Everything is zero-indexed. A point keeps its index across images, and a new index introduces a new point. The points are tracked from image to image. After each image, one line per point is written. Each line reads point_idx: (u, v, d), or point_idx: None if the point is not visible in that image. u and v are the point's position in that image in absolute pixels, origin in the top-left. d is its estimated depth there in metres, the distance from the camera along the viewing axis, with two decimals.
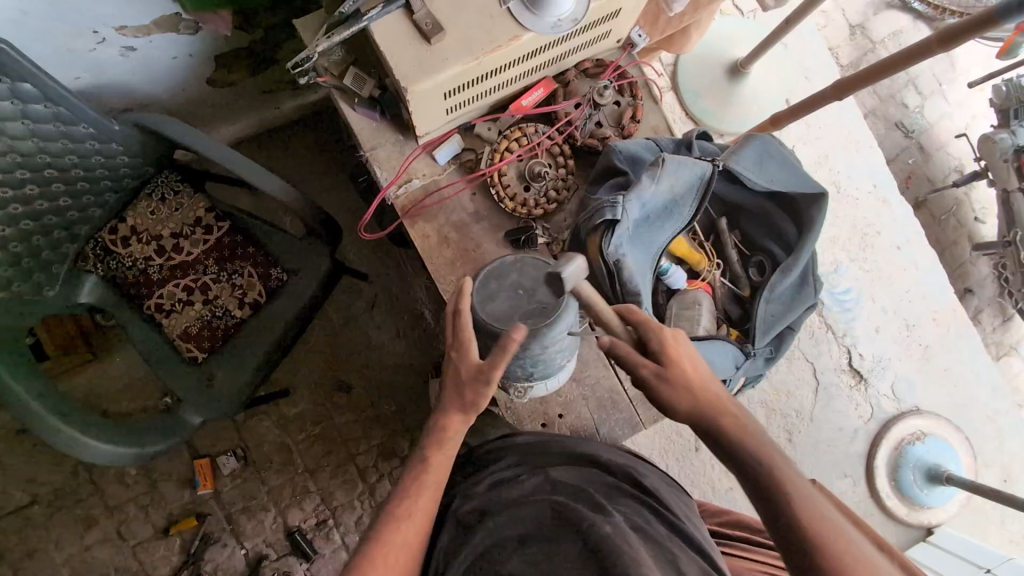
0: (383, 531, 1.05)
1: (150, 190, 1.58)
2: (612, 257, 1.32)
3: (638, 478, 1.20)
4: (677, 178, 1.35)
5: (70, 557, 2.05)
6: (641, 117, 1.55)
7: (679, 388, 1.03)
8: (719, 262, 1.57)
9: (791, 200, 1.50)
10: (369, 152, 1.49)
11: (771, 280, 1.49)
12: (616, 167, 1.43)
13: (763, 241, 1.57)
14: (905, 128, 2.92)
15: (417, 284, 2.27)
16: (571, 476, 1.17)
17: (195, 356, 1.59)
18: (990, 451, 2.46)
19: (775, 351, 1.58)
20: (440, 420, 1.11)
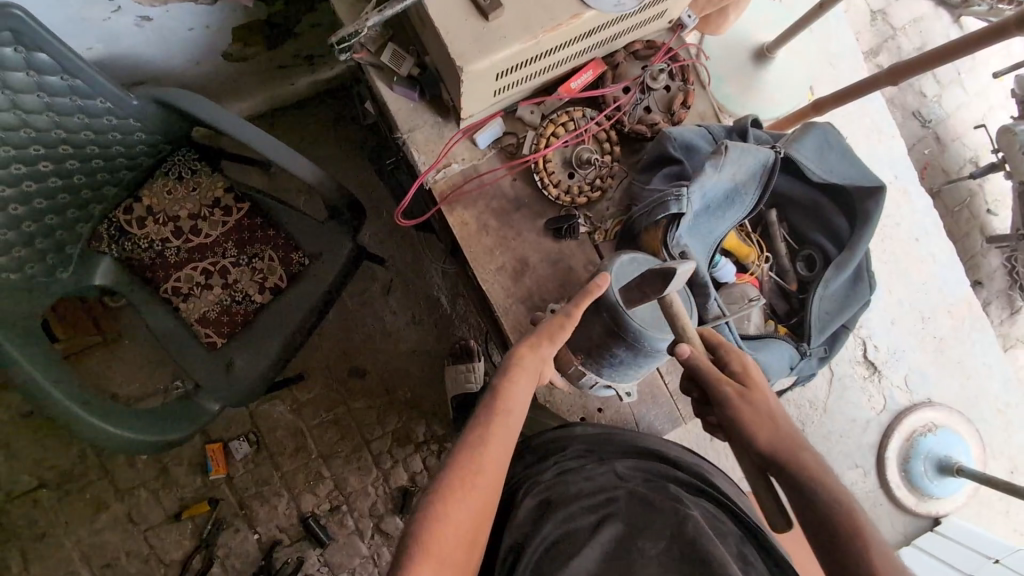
0: (461, 455, 0.94)
1: (166, 169, 1.52)
2: (676, 249, 1.29)
3: (703, 475, 1.24)
4: (740, 165, 1.32)
5: (81, 541, 2.03)
6: (691, 103, 1.50)
7: (761, 412, 1.07)
8: (768, 255, 1.53)
9: (845, 194, 1.49)
10: (407, 134, 1.43)
11: (825, 275, 1.46)
12: (670, 156, 1.39)
13: (813, 235, 1.54)
14: (922, 118, 2.88)
15: (433, 269, 2.23)
16: (648, 467, 1.22)
17: (214, 342, 1.55)
18: (998, 443, 2.48)
19: (828, 351, 1.57)
20: (514, 352, 1.08)
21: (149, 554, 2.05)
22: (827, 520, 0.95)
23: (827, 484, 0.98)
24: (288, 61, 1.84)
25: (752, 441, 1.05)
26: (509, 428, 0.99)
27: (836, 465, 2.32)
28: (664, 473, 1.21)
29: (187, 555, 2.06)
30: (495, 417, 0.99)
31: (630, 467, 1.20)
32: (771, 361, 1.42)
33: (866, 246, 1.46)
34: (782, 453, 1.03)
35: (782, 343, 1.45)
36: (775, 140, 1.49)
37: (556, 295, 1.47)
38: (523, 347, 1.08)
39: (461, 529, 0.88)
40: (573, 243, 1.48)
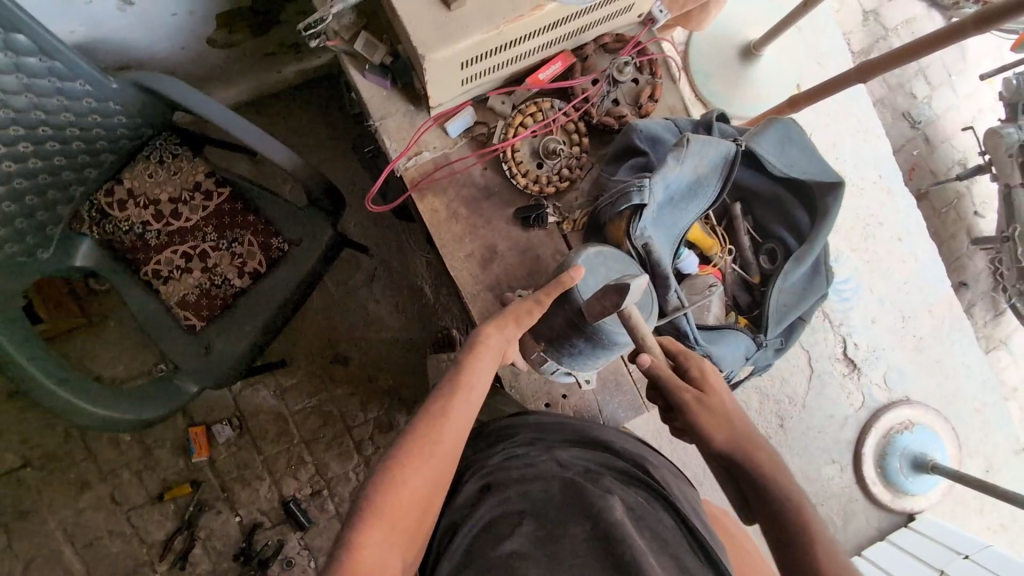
0: (423, 424, 0.98)
1: (147, 152, 1.54)
2: (639, 241, 1.33)
3: (643, 462, 1.25)
4: (701, 159, 1.34)
5: (64, 520, 2.06)
6: (658, 96, 1.54)
7: (716, 415, 1.10)
8: (730, 248, 1.55)
9: (806, 188, 1.51)
10: (379, 122, 1.46)
11: (784, 268, 1.48)
12: (636, 148, 1.41)
13: (776, 230, 1.56)
14: (911, 119, 2.89)
15: (418, 260, 2.26)
16: (590, 457, 1.23)
17: (193, 324, 1.57)
18: (976, 441, 2.51)
19: (785, 342, 1.60)
20: (478, 333, 1.12)
21: (131, 534, 2.08)
22: (780, 514, 1.00)
23: (783, 481, 1.03)
24: (274, 49, 1.85)
25: (711, 442, 1.09)
26: (464, 402, 1.02)
27: (811, 460, 2.36)
28: (605, 463, 1.22)
29: (168, 536, 2.09)
30: (453, 393, 1.03)
31: (572, 457, 1.22)
32: (728, 351, 1.44)
33: (824, 240, 1.48)
34: (740, 454, 1.08)
35: (738, 334, 1.47)
36: (739, 134, 1.50)
37: (523, 283, 1.50)
38: (485, 329, 1.12)
39: (418, 494, 0.92)
40: (542, 232, 1.51)
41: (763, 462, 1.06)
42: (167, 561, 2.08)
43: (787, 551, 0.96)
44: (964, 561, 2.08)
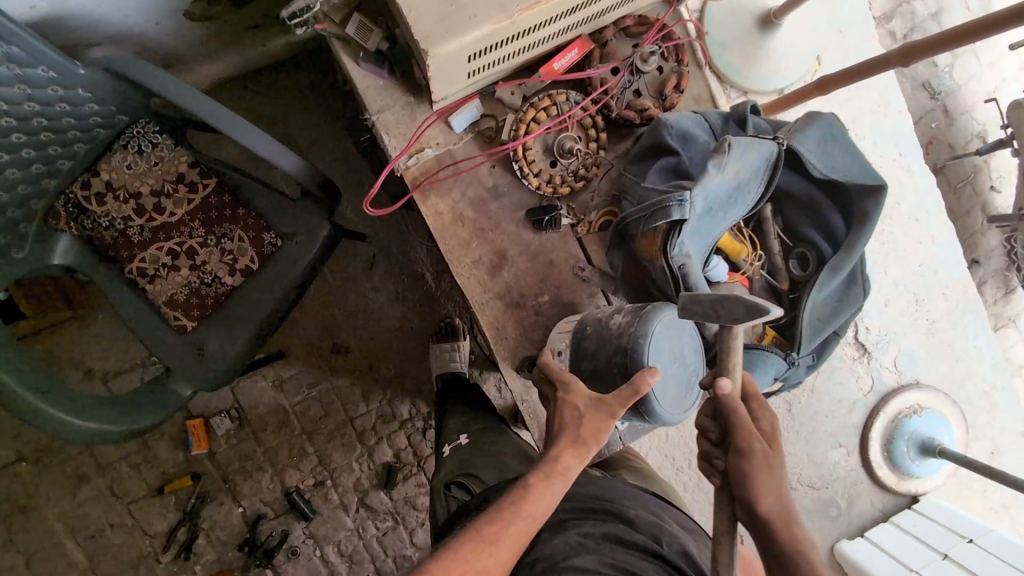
0: (466, 542, 0.96)
1: (124, 141, 1.44)
2: (676, 261, 1.21)
3: (658, 528, 1.14)
4: (743, 164, 1.23)
5: (64, 514, 2.03)
6: (684, 86, 1.47)
7: (775, 481, 1.05)
8: (760, 253, 1.47)
9: (846, 193, 1.43)
10: (376, 115, 1.42)
11: (818, 278, 1.41)
12: (665, 145, 1.32)
13: (809, 233, 1.48)
14: (931, 89, 2.73)
15: (419, 247, 2.17)
16: (604, 528, 1.15)
17: (184, 324, 1.49)
18: (982, 424, 2.43)
19: (816, 358, 1.54)
20: (552, 452, 1.09)
21: (134, 526, 2.06)
22: None
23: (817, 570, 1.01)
24: (258, 22, 1.70)
25: (759, 502, 1.04)
26: (525, 521, 1.01)
27: (814, 448, 2.29)
28: (620, 535, 1.12)
29: (171, 527, 2.07)
30: (518, 511, 1.01)
31: (584, 532, 1.15)
32: (753, 378, 1.41)
33: (862, 249, 1.40)
34: (777, 525, 1.04)
35: (767, 355, 1.42)
36: (774, 129, 1.40)
37: (536, 291, 1.48)
38: (558, 448, 1.09)
39: None
40: (556, 234, 1.48)
41: (806, 552, 1.01)
42: (171, 552, 2.07)
43: None
44: (967, 544, 2.02)
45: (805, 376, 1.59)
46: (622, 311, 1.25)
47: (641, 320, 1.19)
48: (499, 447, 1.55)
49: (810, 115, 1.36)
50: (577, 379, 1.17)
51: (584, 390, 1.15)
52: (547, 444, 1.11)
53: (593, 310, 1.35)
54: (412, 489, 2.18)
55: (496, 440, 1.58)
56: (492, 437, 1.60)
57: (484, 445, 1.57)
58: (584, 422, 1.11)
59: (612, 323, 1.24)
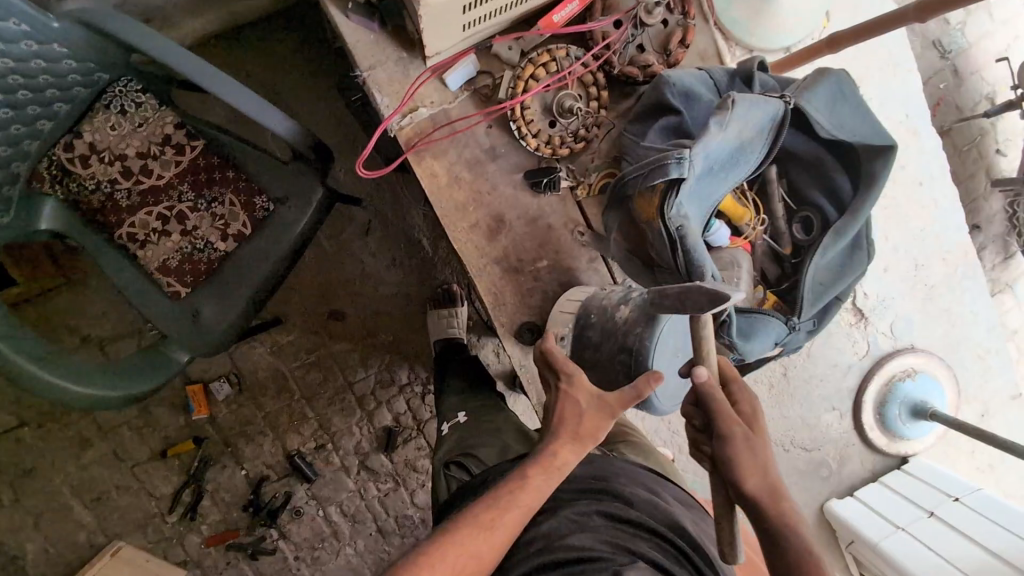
0: (463, 527, 0.98)
1: (106, 101, 1.39)
2: (673, 222, 1.15)
3: (653, 502, 1.16)
4: (746, 124, 1.19)
5: (70, 477, 2.06)
6: (690, 41, 1.41)
7: (757, 461, 1.03)
8: (764, 217, 1.46)
9: (853, 154, 1.40)
10: (367, 72, 1.38)
11: (822, 241, 1.38)
12: (667, 104, 1.28)
13: (814, 195, 1.46)
14: (942, 48, 2.62)
15: (415, 213, 2.14)
16: (599, 507, 1.13)
17: (177, 292, 1.47)
18: (974, 387, 2.38)
19: (819, 321, 1.52)
20: (550, 446, 1.08)
21: (139, 488, 2.09)
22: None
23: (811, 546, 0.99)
24: None
25: (742, 483, 1.02)
26: (520, 509, 1.02)
27: (807, 410, 2.29)
28: (615, 514, 1.11)
29: (175, 490, 2.10)
30: (515, 499, 1.03)
31: (580, 512, 1.13)
32: (756, 341, 1.37)
33: (868, 213, 1.37)
34: (766, 501, 1.01)
35: (770, 319, 1.39)
36: (781, 85, 1.35)
37: (535, 256, 1.46)
38: (555, 441, 1.09)
39: None
40: (555, 198, 1.46)
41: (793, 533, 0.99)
42: (177, 513, 2.11)
43: None
44: (952, 502, 2.04)
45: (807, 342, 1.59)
46: (630, 301, 1.24)
47: (648, 320, 1.18)
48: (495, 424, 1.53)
49: (820, 72, 1.32)
50: (581, 372, 1.14)
51: (588, 384, 1.13)
52: (545, 436, 1.11)
53: (600, 293, 1.34)
54: (412, 452, 2.22)
55: (494, 419, 1.56)
56: (490, 416, 1.57)
57: (483, 424, 1.54)
58: (585, 420, 1.10)
59: (619, 317, 1.24)
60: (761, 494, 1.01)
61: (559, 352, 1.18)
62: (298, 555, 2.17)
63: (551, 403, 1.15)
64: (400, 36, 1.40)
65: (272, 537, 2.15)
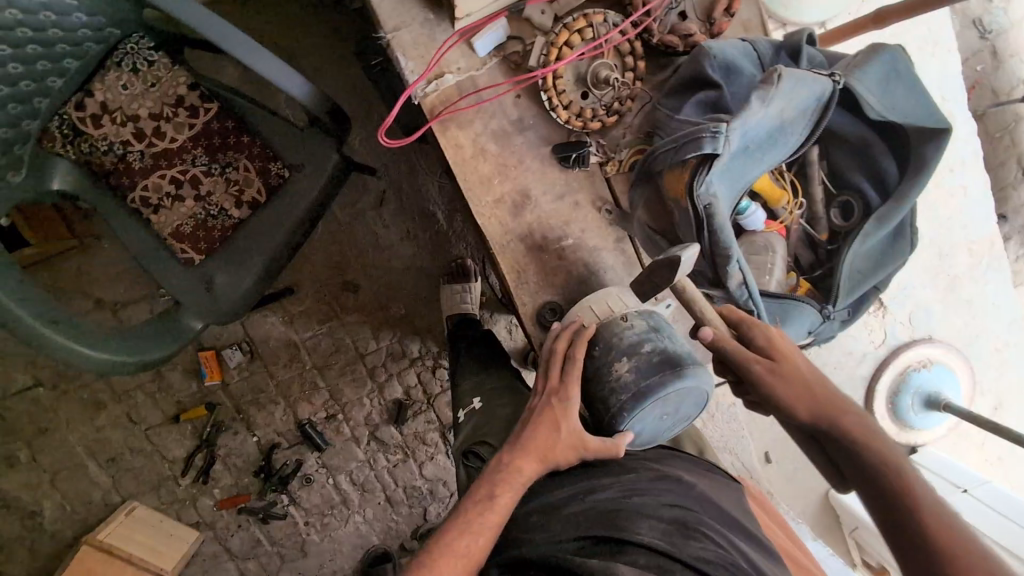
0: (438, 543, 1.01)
1: (117, 58, 1.34)
2: (702, 201, 1.11)
3: (662, 474, 1.18)
4: (789, 103, 1.13)
5: (84, 437, 2.08)
6: (735, 10, 1.35)
7: (794, 386, 1.10)
8: (802, 201, 1.40)
9: (902, 135, 1.33)
10: (392, 34, 1.35)
11: (863, 228, 1.34)
12: (707, 77, 1.23)
13: (856, 179, 1.41)
14: (982, 27, 2.40)
15: (431, 184, 2.11)
16: (595, 499, 1.13)
17: (191, 259, 1.45)
18: (989, 379, 2.29)
19: (851, 315, 1.50)
20: (520, 462, 1.11)
21: (152, 451, 2.12)
22: (879, 482, 1.05)
23: (875, 447, 1.07)
24: None
25: (790, 413, 1.11)
26: (489, 521, 1.05)
27: None
28: (613, 502, 1.11)
29: (188, 454, 2.13)
30: (479, 519, 1.05)
31: (575, 512, 1.12)
32: (789, 326, 1.35)
33: (914, 200, 1.32)
34: (823, 418, 1.10)
35: (805, 306, 1.34)
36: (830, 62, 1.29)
37: (560, 235, 1.42)
38: (517, 456, 1.11)
39: None
40: (582, 173, 1.42)
41: (855, 435, 1.09)
42: (189, 476, 2.14)
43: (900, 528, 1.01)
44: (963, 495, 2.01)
45: (839, 332, 1.56)
46: (630, 360, 1.24)
47: (636, 395, 1.21)
48: (511, 413, 1.49)
49: (872, 48, 1.26)
50: (575, 401, 1.15)
51: (574, 419, 1.15)
52: (514, 445, 1.14)
53: (618, 324, 1.28)
54: (422, 425, 2.23)
55: (512, 400, 1.54)
56: (502, 397, 1.55)
57: (496, 410, 1.51)
58: (560, 447, 1.14)
59: (613, 370, 1.25)
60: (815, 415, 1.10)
61: (575, 371, 1.18)
62: (307, 520, 2.21)
63: (535, 408, 1.17)
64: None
65: (283, 502, 2.18)
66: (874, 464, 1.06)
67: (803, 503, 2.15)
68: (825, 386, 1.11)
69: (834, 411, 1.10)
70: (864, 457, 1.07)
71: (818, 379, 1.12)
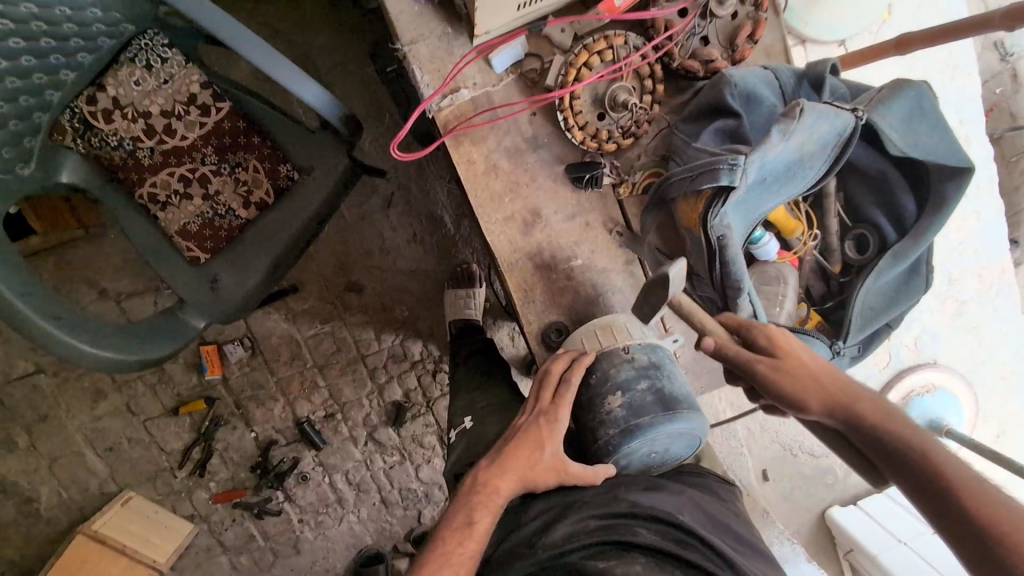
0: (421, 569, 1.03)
1: (131, 54, 1.33)
2: (715, 232, 1.09)
3: (654, 484, 1.19)
4: (810, 136, 1.11)
5: (83, 426, 2.08)
6: (759, 37, 1.33)
7: (800, 376, 1.07)
8: (816, 232, 1.39)
9: (922, 170, 1.31)
10: (409, 46, 1.33)
11: (879, 263, 1.32)
12: (727, 106, 1.21)
13: (872, 213, 1.39)
14: (1003, 49, 2.34)
15: (438, 187, 2.09)
16: (592, 508, 1.13)
17: (197, 257, 1.44)
18: (994, 406, 2.25)
19: (863, 348, 1.48)
20: (497, 483, 1.11)
21: (150, 442, 2.12)
22: (906, 466, 0.96)
23: (896, 427, 1.00)
24: None
25: (805, 409, 1.06)
26: (469, 550, 1.06)
27: None
28: (609, 510, 1.11)
29: (186, 447, 2.13)
30: (455, 548, 1.05)
31: (574, 523, 1.11)
32: None
33: (931, 238, 1.31)
34: (838, 406, 1.05)
35: (816, 340, 1.33)
36: (853, 96, 1.27)
37: (569, 254, 1.41)
38: (495, 475, 1.12)
39: None
40: (595, 194, 1.40)
41: (874, 420, 1.01)
42: (186, 469, 2.14)
43: (942, 514, 0.92)
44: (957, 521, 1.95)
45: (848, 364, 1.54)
46: (624, 395, 1.23)
47: (623, 432, 1.21)
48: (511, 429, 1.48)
49: (898, 83, 1.22)
50: (562, 425, 1.16)
51: (557, 441, 1.15)
52: (496, 462, 1.13)
53: (618, 355, 1.26)
54: (420, 428, 2.22)
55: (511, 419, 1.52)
56: (501, 410, 1.54)
57: (493, 427, 1.50)
58: (540, 469, 1.14)
59: (605, 402, 1.24)
60: (830, 405, 1.05)
61: (569, 396, 1.18)
62: (302, 518, 2.21)
63: (520, 428, 1.18)
64: (447, 10, 1.34)
65: (278, 499, 2.18)
66: (898, 448, 0.98)
67: (798, 523, 2.15)
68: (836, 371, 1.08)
69: (846, 399, 1.05)
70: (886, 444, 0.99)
71: (825, 369, 1.08)
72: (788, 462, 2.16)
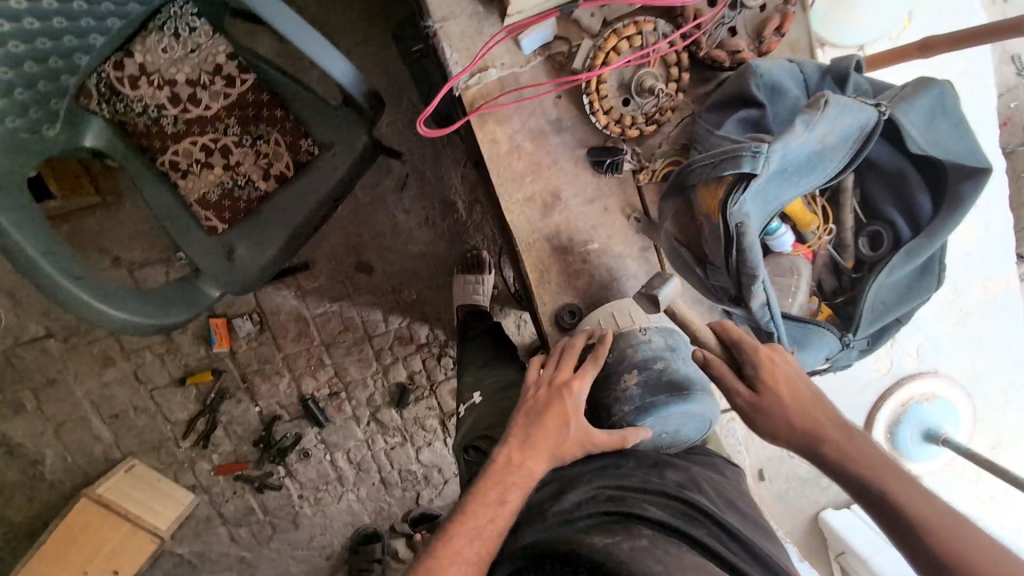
0: (441, 538, 1.04)
1: (160, 22, 1.35)
2: (734, 219, 1.10)
3: (665, 460, 1.22)
4: (831, 130, 1.13)
5: (90, 392, 2.11)
6: (786, 30, 1.35)
7: (766, 414, 1.16)
8: (832, 227, 1.41)
9: (939, 170, 1.33)
10: (439, 24, 1.34)
11: (892, 259, 1.34)
12: (750, 96, 1.23)
13: (887, 210, 1.41)
14: (1021, 64, 2.33)
15: (452, 171, 2.10)
16: (602, 482, 1.16)
17: (215, 227, 1.46)
18: (992, 418, 2.25)
19: (871, 343, 1.51)
20: (525, 462, 1.12)
21: (155, 411, 2.14)
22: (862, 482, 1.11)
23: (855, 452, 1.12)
24: None
25: (776, 425, 1.16)
26: (498, 526, 1.07)
27: None
28: (619, 483, 1.14)
29: (191, 417, 2.15)
30: (484, 523, 1.06)
31: (584, 492, 1.15)
32: (807, 352, 1.36)
33: (944, 237, 1.32)
34: (806, 427, 1.15)
35: (826, 332, 1.36)
36: (875, 92, 1.29)
37: (586, 237, 1.43)
38: (516, 451, 1.12)
39: None
40: (613, 180, 1.42)
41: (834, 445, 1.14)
42: (190, 439, 2.16)
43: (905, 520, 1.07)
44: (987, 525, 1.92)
45: (856, 358, 1.57)
46: (640, 373, 1.26)
47: (639, 409, 1.24)
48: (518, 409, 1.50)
49: (921, 82, 1.24)
50: (582, 398, 1.16)
51: (580, 410, 1.16)
52: (520, 439, 1.13)
53: (635, 335, 1.30)
54: (422, 410, 2.25)
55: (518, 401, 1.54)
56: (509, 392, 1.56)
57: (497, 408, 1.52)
58: (567, 445, 1.15)
59: (621, 379, 1.27)
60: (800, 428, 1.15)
61: (593, 369, 1.19)
62: (302, 493, 2.23)
63: (542, 400, 1.16)
64: None
65: (279, 474, 2.20)
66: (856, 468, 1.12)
67: (792, 523, 2.16)
68: (805, 390, 1.16)
69: (809, 423, 1.15)
70: (850, 473, 1.12)
71: (795, 401, 1.15)
72: (784, 463, 2.14)
